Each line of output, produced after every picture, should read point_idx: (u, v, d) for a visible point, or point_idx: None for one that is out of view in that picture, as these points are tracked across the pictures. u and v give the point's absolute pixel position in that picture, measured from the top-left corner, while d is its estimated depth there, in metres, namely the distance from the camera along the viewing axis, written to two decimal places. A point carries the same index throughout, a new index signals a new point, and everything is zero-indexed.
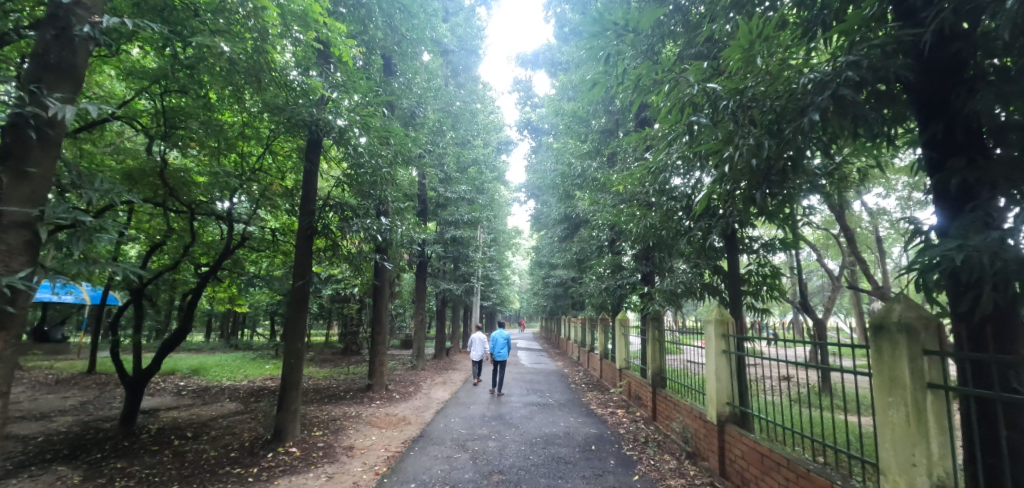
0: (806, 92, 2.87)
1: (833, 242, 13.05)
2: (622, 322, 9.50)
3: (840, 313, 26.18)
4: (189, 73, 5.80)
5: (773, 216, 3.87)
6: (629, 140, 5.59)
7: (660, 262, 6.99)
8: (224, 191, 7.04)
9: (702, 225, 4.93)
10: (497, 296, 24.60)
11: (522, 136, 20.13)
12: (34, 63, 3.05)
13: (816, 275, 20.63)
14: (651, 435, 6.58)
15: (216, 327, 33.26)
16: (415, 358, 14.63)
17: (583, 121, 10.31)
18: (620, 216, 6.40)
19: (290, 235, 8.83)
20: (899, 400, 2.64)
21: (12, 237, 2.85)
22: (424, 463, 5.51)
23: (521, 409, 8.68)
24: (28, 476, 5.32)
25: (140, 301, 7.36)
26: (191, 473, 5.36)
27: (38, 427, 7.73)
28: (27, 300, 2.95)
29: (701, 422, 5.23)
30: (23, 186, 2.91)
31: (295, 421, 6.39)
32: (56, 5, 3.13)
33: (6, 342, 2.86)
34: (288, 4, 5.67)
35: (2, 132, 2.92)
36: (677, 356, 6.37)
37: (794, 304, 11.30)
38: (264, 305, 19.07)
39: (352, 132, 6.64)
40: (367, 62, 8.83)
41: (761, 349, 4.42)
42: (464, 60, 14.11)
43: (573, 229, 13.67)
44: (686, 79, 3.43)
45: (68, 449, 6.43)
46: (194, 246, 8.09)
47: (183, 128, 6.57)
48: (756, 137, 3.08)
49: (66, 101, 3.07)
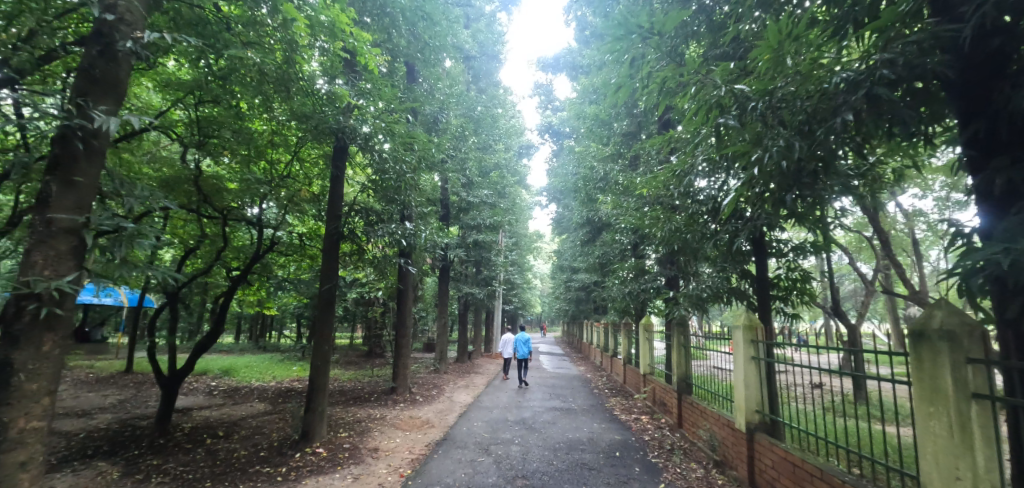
0: (839, 91, 2.80)
1: (867, 245, 12.57)
2: (647, 327, 9.34)
3: (873, 320, 25.16)
4: (221, 84, 6.02)
5: (804, 218, 3.78)
6: (652, 143, 5.51)
7: (685, 266, 6.87)
8: (254, 197, 7.35)
9: (729, 228, 4.82)
10: (519, 301, 24.62)
11: (544, 140, 20.10)
12: (81, 78, 3.23)
13: (849, 281, 19.89)
14: (677, 443, 6.43)
15: (245, 330, 34.30)
16: (438, 362, 14.74)
17: (604, 124, 10.36)
18: (643, 219, 6.29)
19: (316, 241, 9.03)
20: (941, 411, 2.52)
21: (60, 243, 3.02)
22: (448, 466, 5.54)
23: (543, 414, 8.64)
24: (71, 471, 5.55)
25: (175, 304, 7.64)
26: (223, 471, 5.51)
27: (79, 424, 8.06)
28: (73, 303, 3.07)
29: (729, 430, 5.10)
30: (71, 195, 3.09)
31: (322, 422, 6.51)
32: (100, 22, 3.29)
33: (54, 341, 3.02)
34: (316, 15, 5.80)
35: (53, 143, 3.10)
36: (702, 362, 6.27)
37: (827, 309, 10.90)
38: (291, 308, 19.58)
39: (377, 139, 6.75)
40: (391, 69, 8.97)
41: (791, 356, 4.27)
42: (485, 65, 14.28)
43: (596, 232, 13.53)
44: (712, 81, 3.39)
45: (107, 445, 6.70)
46: (226, 251, 8.37)
47: (215, 136, 6.86)
48: (787, 138, 2.98)
49: (110, 113, 3.24)
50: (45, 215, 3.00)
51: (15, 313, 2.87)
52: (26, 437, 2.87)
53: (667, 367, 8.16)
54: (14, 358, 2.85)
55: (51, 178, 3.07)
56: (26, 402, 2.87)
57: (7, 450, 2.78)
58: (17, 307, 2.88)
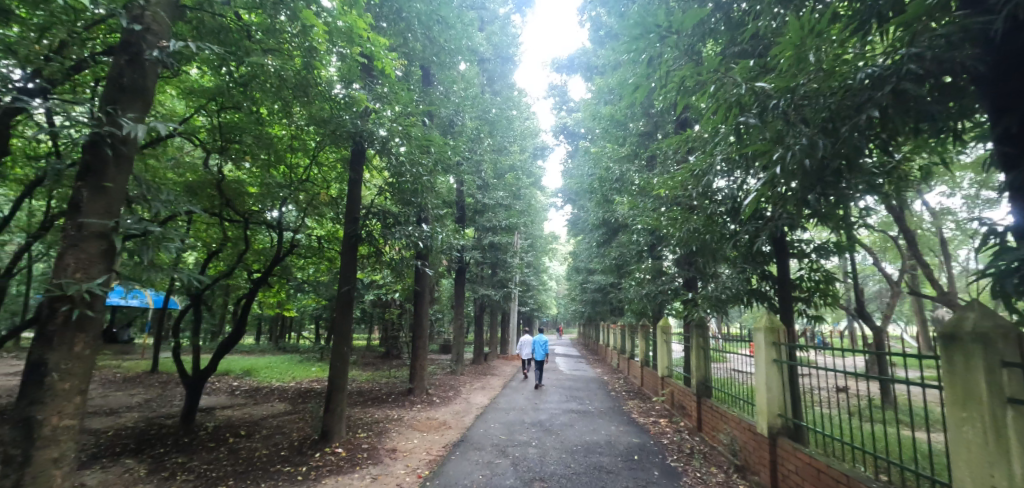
0: (864, 87, 2.74)
1: (892, 245, 12.21)
2: (664, 328, 9.24)
3: (899, 322, 24.37)
4: (242, 91, 6.16)
5: (827, 218, 3.69)
6: (669, 143, 5.46)
7: (704, 267, 6.76)
8: (274, 201, 7.49)
9: (749, 228, 4.74)
10: (535, 302, 24.60)
11: (559, 141, 20.07)
12: (110, 86, 3.33)
13: (874, 282, 19.35)
14: (697, 447, 6.33)
15: (265, 332, 34.93)
16: (455, 364, 14.79)
17: (620, 125, 10.31)
18: (661, 220, 6.21)
19: (334, 243, 9.16)
20: (974, 417, 2.44)
21: (91, 247, 3.11)
22: (465, 468, 5.55)
23: (560, 416, 8.59)
24: (100, 468, 5.72)
25: (198, 306, 7.81)
26: (245, 469, 5.61)
27: (108, 422, 8.30)
28: (103, 305, 3.17)
29: (750, 434, 5.00)
30: (101, 200, 3.20)
31: (341, 423, 6.58)
32: (128, 32, 3.40)
33: (85, 342, 3.12)
34: (333, 20, 5.92)
35: (84, 150, 3.20)
36: (722, 364, 6.20)
37: (851, 311, 10.62)
38: (310, 310, 19.89)
39: (394, 142, 6.80)
40: (407, 73, 9.05)
41: (814, 359, 4.17)
42: (500, 68, 14.29)
43: (612, 233, 13.43)
44: (732, 80, 3.34)
45: (134, 443, 6.88)
46: (247, 254, 8.55)
47: (238, 141, 7.04)
48: (810, 137, 2.91)
49: (138, 121, 3.33)
50: (77, 219, 3.10)
51: (49, 315, 2.98)
52: (59, 434, 2.98)
53: (686, 370, 8.05)
54: (47, 358, 2.95)
55: (82, 184, 3.17)
56: (59, 401, 2.97)
57: (42, 446, 2.89)
58: (50, 308, 2.99)
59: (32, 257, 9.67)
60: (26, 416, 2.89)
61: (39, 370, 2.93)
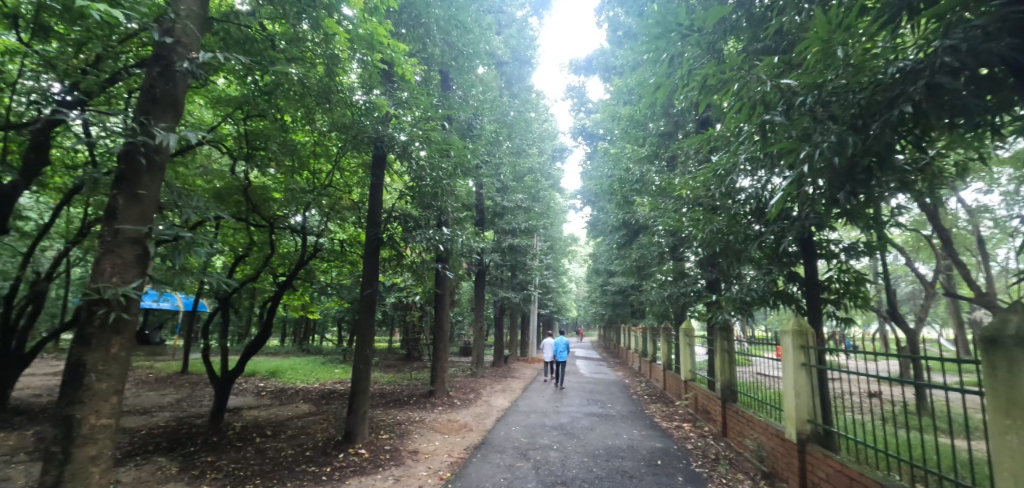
0: (895, 82, 2.67)
1: (926, 244, 11.76)
2: (687, 331, 9.10)
3: (934, 325, 23.40)
4: (267, 99, 6.32)
5: (857, 217, 3.57)
6: (691, 143, 5.38)
7: (728, 269, 6.62)
8: (298, 206, 7.66)
9: (774, 229, 4.64)
10: (555, 305, 24.51)
11: (577, 142, 19.98)
12: (143, 97, 3.46)
13: (906, 283, 18.65)
14: (722, 452, 6.20)
15: (290, 334, 35.67)
16: (475, 366, 14.85)
17: (639, 125, 10.23)
18: (682, 221, 6.12)
19: (356, 247, 9.30)
20: (1019, 425, 2.32)
21: (125, 252, 3.23)
22: (486, 471, 5.56)
23: (581, 419, 8.53)
24: (135, 465, 5.92)
25: (226, 309, 8.02)
26: (271, 469, 5.73)
27: (142, 421, 8.59)
28: (138, 308, 3.28)
29: (778, 440, 4.87)
30: (135, 207, 3.31)
31: (363, 424, 6.66)
32: (160, 44, 3.53)
33: (120, 344, 3.23)
34: (355, 28, 6.03)
35: (119, 159, 3.32)
36: (747, 368, 6.09)
37: (882, 313, 10.26)
38: (333, 313, 20.25)
39: (415, 147, 6.87)
40: (426, 78, 9.17)
41: (845, 363, 4.03)
42: (517, 71, 14.33)
43: (633, 235, 13.29)
44: (756, 77, 3.28)
45: (166, 442, 7.10)
46: (273, 258, 8.76)
47: (263, 148, 7.23)
48: (839, 134, 2.83)
49: (169, 130, 3.45)
50: (113, 226, 3.23)
51: (88, 317, 3.10)
52: (97, 433, 3.09)
53: (710, 373, 7.90)
54: (86, 359, 3.07)
55: (118, 192, 3.31)
56: (97, 400, 3.09)
57: (81, 444, 3.01)
58: (89, 311, 3.11)
59: (71, 262, 10.11)
60: (66, 415, 3.02)
61: (77, 370, 3.06)
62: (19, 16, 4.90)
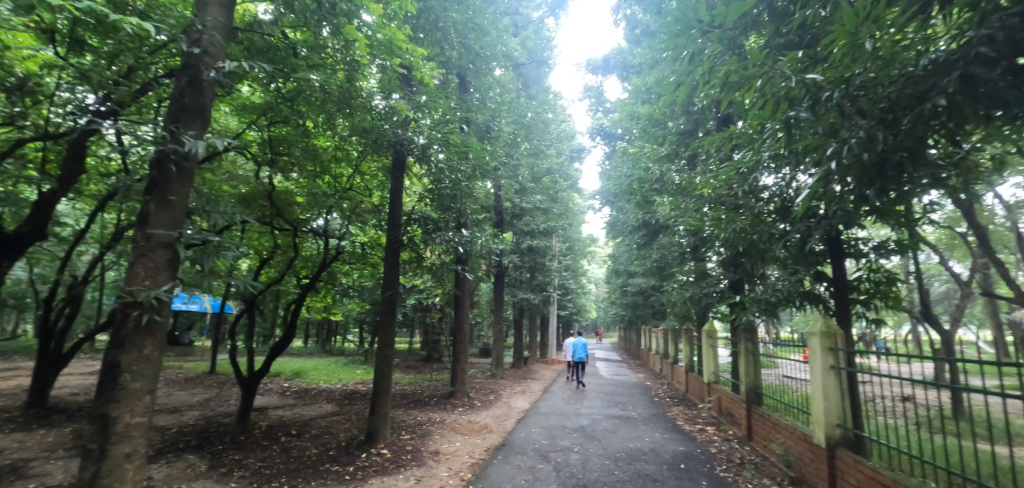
0: (927, 74, 2.57)
1: (961, 242, 11.30)
2: (710, 333, 8.96)
3: (971, 326, 22.44)
4: (290, 106, 6.47)
5: (887, 214, 3.46)
6: (712, 141, 5.30)
7: (751, 269, 6.49)
8: (321, 209, 7.82)
9: (800, 227, 4.53)
10: (574, 306, 24.40)
11: (595, 142, 19.87)
12: (173, 106, 3.58)
13: (940, 283, 17.94)
14: (747, 457, 6.06)
15: (313, 335, 36.36)
16: (495, 367, 14.88)
17: (658, 124, 10.13)
18: (704, 221, 6.02)
19: (377, 249, 9.44)
20: None
21: (157, 256, 3.35)
22: (507, 472, 5.56)
23: (602, 421, 8.46)
24: (166, 462, 6.12)
25: (252, 311, 8.22)
26: (296, 468, 5.84)
27: (173, 420, 8.87)
28: (169, 310, 3.38)
29: (806, 445, 4.74)
30: (166, 212, 3.43)
31: (385, 424, 6.74)
32: (189, 55, 3.65)
33: (153, 345, 3.34)
34: (375, 34, 6.18)
35: (151, 166, 3.44)
36: (773, 370, 5.97)
37: (915, 314, 9.90)
38: (354, 315, 20.55)
39: (433, 149, 6.91)
40: (444, 81, 9.18)
41: (875, 365, 3.91)
42: (535, 72, 14.24)
43: (653, 235, 13.14)
44: (780, 73, 3.21)
45: (195, 440, 7.31)
46: (296, 260, 8.96)
47: (286, 153, 7.41)
48: (868, 129, 2.74)
49: (197, 137, 3.56)
50: (145, 231, 3.35)
51: (123, 319, 3.22)
52: (131, 431, 3.19)
53: (734, 376, 7.75)
54: (121, 359, 3.19)
55: (150, 198, 3.43)
56: (131, 399, 3.20)
57: (116, 442, 3.12)
58: (124, 313, 3.23)
59: (106, 265, 10.51)
60: (103, 413, 3.14)
61: (113, 370, 3.17)
62: (55, 31, 5.13)
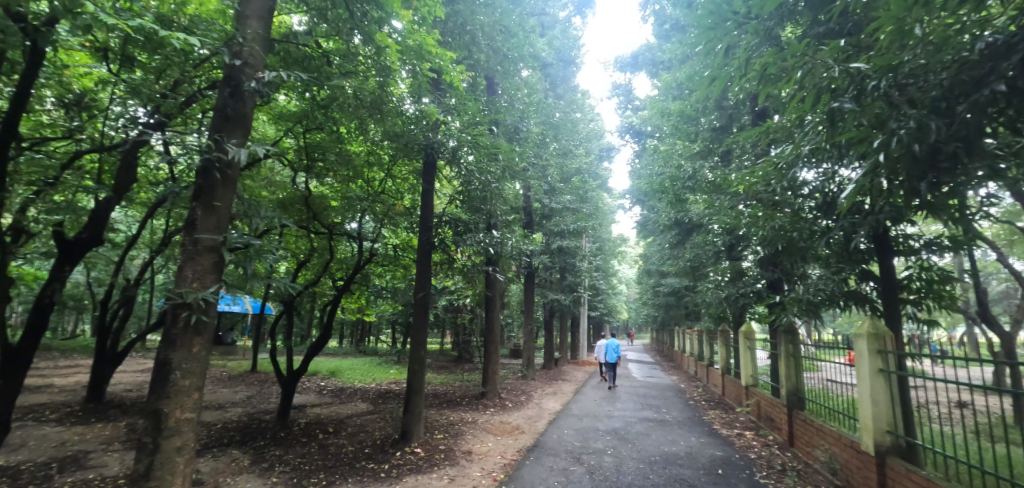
0: (983, 58, 2.42)
1: (1022, 237, 10.59)
2: (747, 334, 8.68)
3: None
4: (324, 113, 6.67)
5: (940, 207, 3.27)
6: (747, 136, 5.14)
7: (791, 268, 6.26)
8: (354, 213, 8.03)
9: (843, 224, 4.35)
10: (605, 307, 24.12)
11: (624, 141, 19.61)
12: (217, 116, 3.76)
13: (1001, 282, 16.77)
14: (789, 463, 5.84)
15: (348, 335, 37.35)
16: (525, 368, 14.87)
17: (691, 120, 9.92)
18: (739, 219, 5.83)
19: (409, 251, 9.61)
20: None
21: (204, 259, 3.51)
22: (540, 473, 5.55)
23: (635, 424, 8.33)
24: (213, 456, 6.41)
25: (291, 312, 8.51)
26: (334, 464, 6.01)
27: (218, 416, 9.29)
28: (215, 311, 3.54)
29: (853, 452, 4.53)
30: (212, 218, 3.59)
31: (418, 423, 6.84)
32: (231, 66, 3.82)
33: (201, 344, 3.50)
34: (405, 40, 6.35)
35: (198, 174, 3.62)
36: (815, 374, 5.74)
37: (972, 315, 9.29)
38: (387, 316, 20.98)
39: (463, 151, 6.96)
40: (472, 84, 9.29)
41: (927, 369, 3.71)
42: (562, 71, 14.17)
43: (686, 234, 12.85)
44: (821, 63, 3.08)
45: (239, 436, 7.64)
46: (332, 263, 9.22)
47: (321, 159, 7.64)
48: (919, 119, 2.60)
49: (239, 145, 3.72)
50: (193, 235, 3.52)
51: (173, 319, 3.39)
52: (181, 426, 3.36)
53: (773, 379, 7.49)
54: (172, 358, 3.36)
55: (197, 204, 3.60)
56: (181, 396, 3.36)
57: (169, 435, 3.30)
58: (174, 314, 3.40)
59: (156, 269, 11.10)
60: (156, 409, 3.31)
61: (165, 368, 3.35)
62: (108, 49, 5.46)
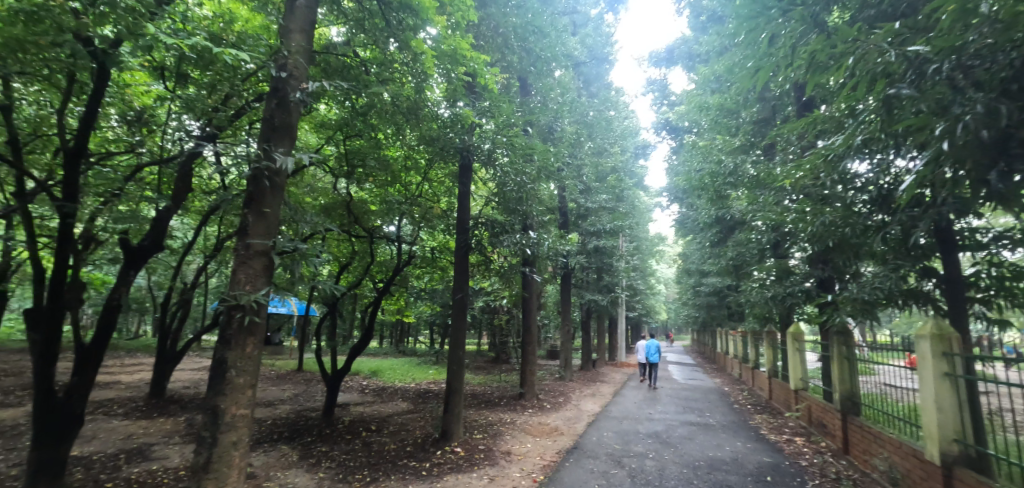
0: None
1: None
2: (796, 335, 8.29)
3: None
4: (363, 120, 6.87)
5: (1013, 198, 3.00)
6: (793, 127, 4.92)
7: (843, 266, 5.94)
8: (392, 216, 8.22)
9: (901, 219, 4.08)
10: (643, 307, 23.60)
11: (661, 137, 19.15)
12: (266, 127, 3.95)
13: None
14: (844, 472, 5.54)
15: (388, 335, 38.24)
16: (563, 370, 14.77)
17: (732, 113, 9.61)
18: (786, 215, 5.58)
19: (446, 253, 9.74)
20: None
21: (255, 263, 3.69)
22: (580, 476, 5.50)
23: (677, 427, 8.12)
24: (264, 451, 6.73)
25: (334, 313, 8.81)
26: (378, 461, 6.18)
27: (269, 413, 9.73)
28: (266, 312, 3.71)
29: (916, 461, 4.25)
30: (262, 223, 3.77)
31: (458, 423, 6.93)
32: (277, 79, 4.00)
33: (253, 345, 3.67)
34: (439, 45, 6.51)
35: (248, 182, 3.80)
36: (871, 378, 5.42)
37: None
38: (426, 317, 21.33)
39: (499, 153, 7.00)
40: (506, 86, 9.35)
41: (999, 374, 3.43)
42: (596, 69, 14.01)
43: (728, 231, 12.41)
44: (875, 47, 2.90)
45: (288, 432, 7.99)
46: (372, 265, 9.47)
47: (361, 165, 7.92)
48: (986, 103, 2.40)
49: (286, 154, 3.89)
50: (245, 240, 3.70)
51: (228, 320, 3.59)
52: (236, 421, 3.54)
53: (825, 383, 7.12)
54: (227, 357, 3.55)
55: (248, 211, 3.79)
56: (236, 393, 3.55)
57: (226, 430, 3.48)
58: (229, 315, 3.60)
59: (211, 273, 11.75)
60: (213, 405, 3.51)
61: (222, 367, 3.55)
62: (164, 68, 5.83)
